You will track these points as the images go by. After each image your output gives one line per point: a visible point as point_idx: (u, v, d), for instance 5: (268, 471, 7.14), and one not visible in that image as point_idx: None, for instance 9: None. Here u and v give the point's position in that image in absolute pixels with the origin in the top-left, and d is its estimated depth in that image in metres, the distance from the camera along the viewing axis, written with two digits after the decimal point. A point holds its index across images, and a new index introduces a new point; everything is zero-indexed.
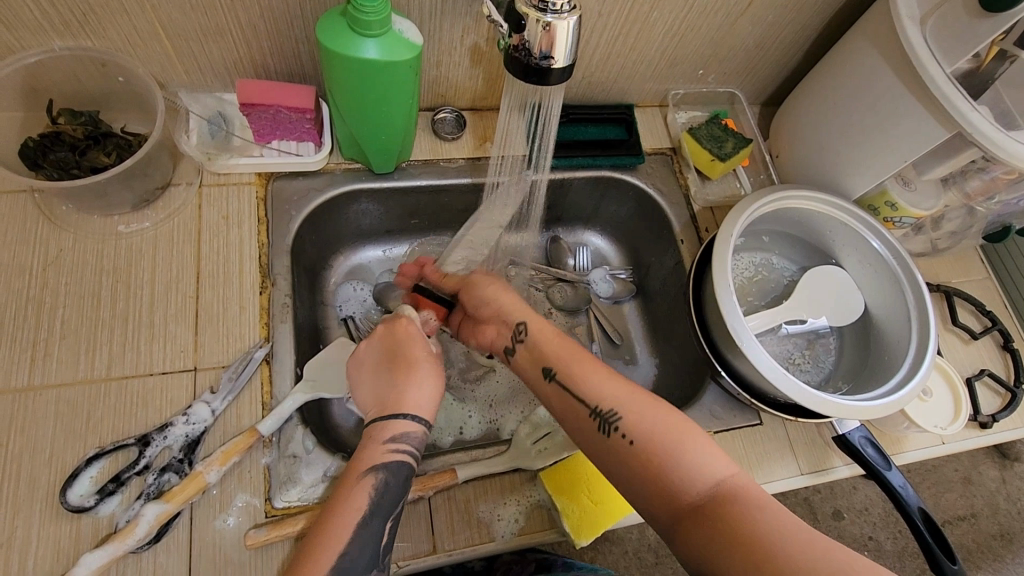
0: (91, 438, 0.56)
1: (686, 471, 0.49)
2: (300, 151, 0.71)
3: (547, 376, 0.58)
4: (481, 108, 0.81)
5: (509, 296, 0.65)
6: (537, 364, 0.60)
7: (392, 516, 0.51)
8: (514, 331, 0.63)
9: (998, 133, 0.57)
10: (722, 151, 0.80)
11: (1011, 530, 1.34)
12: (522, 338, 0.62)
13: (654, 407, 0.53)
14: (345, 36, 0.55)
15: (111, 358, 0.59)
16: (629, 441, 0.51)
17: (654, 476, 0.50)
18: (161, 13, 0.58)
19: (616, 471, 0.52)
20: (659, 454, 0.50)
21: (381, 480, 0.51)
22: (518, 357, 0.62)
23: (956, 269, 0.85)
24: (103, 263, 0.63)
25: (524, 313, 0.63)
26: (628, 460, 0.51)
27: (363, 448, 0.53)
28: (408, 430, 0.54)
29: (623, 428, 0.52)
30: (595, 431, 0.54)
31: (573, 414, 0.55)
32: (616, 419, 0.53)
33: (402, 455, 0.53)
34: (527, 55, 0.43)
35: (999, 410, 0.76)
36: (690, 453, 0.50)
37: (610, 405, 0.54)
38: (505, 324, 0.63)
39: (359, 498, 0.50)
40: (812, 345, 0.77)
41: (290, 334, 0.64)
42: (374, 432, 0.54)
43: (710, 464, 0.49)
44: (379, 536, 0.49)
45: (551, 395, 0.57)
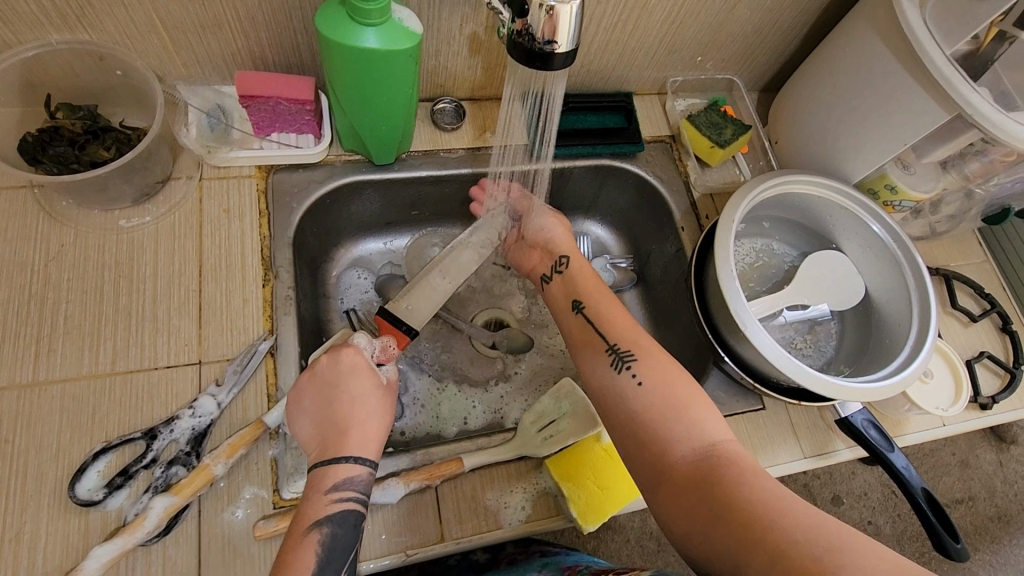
0: (97, 432, 0.56)
1: (686, 427, 0.53)
2: (299, 143, 0.71)
3: (575, 308, 0.66)
4: (480, 98, 0.80)
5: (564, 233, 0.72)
6: (569, 295, 0.67)
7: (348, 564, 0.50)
8: (556, 262, 0.71)
9: (997, 114, 0.58)
10: (721, 138, 0.81)
11: (1008, 512, 1.35)
12: (561, 269, 0.70)
13: (668, 362, 0.58)
14: (345, 25, 0.55)
15: (115, 353, 0.59)
16: (637, 381, 0.57)
17: (656, 425, 0.54)
18: (159, 5, 0.57)
19: (624, 407, 0.56)
20: (663, 405, 0.55)
21: (329, 532, 0.50)
22: (553, 288, 0.70)
23: (955, 253, 0.85)
24: (104, 258, 0.63)
25: (570, 250, 0.71)
26: (635, 397, 0.56)
27: (306, 499, 0.52)
28: (350, 474, 0.52)
29: (635, 369, 0.58)
30: (607, 365, 0.60)
31: (593, 347, 0.62)
32: (630, 359, 0.59)
33: (347, 504, 0.51)
34: (530, 40, 0.42)
35: (999, 391, 0.77)
36: (691, 410, 0.54)
37: (628, 346, 0.60)
38: (549, 254, 0.72)
39: (305, 557, 0.48)
40: (814, 329, 0.78)
41: (293, 326, 0.65)
42: (316, 479, 0.52)
43: (709, 427, 0.53)
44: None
45: (575, 324, 0.65)
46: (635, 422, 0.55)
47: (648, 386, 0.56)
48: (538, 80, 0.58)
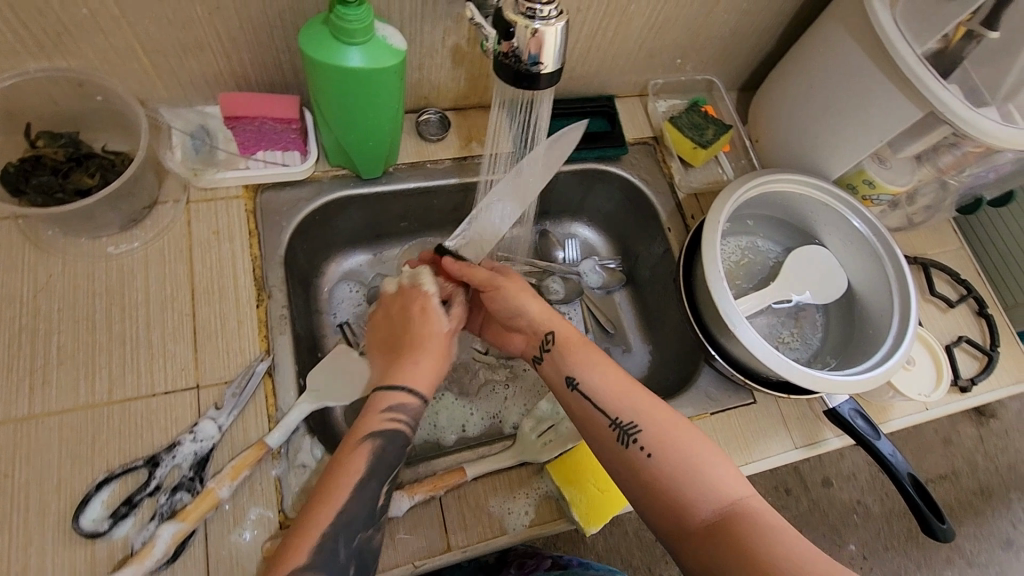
0: (98, 462, 0.56)
1: (704, 488, 0.53)
2: (285, 160, 0.71)
3: (570, 385, 0.61)
4: (464, 108, 0.81)
5: (534, 304, 0.66)
6: (560, 372, 0.62)
7: (387, 482, 0.53)
8: (542, 341, 0.65)
9: (966, 111, 0.59)
10: (703, 139, 0.82)
11: (989, 485, 1.40)
12: (549, 347, 0.64)
13: (679, 423, 0.58)
14: (329, 45, 0.55)
15: (111, 382, 0.59)
16: (647, 454, 0.56)
17: (672, 491, 0.54)
18: (138, 29, 0.57)
19: (635, 477, 0.56)
20: (677, 469, 0.55)
21: (377, 446, 0.54)
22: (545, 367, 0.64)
23: (932, 242, 0.88)
24: (95, 286, 0.62)
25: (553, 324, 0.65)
26: (646, 469, 0.55)
27: (362, 417, 0.56)
28: (405, 401, 0.57)
29: (642, 440, 0.57)
30: (613, 441, 0.58)
31: (594, 425, 0.59)
32: (636, 431, 0.57)
33: (397, 427, 0.55)
34: (517, 62, 0.43)
35: (977, 373, 0.80)
36: (706, 468, 0.55)
37: (631, 418, 0.58)
38: (534, 334, 0.66)
39: (357, 462, 0.52)
40: (800, 323, 0.80)
41: (290, 345, 0.65)
42: (376, 399, 0.57)
43: (729, 483, 0.54)
44: (376, 496, 0.52)
45: (575, 403, 0.61)
46: (651, 486, 0.55)
47: (658, 457, 0.55)
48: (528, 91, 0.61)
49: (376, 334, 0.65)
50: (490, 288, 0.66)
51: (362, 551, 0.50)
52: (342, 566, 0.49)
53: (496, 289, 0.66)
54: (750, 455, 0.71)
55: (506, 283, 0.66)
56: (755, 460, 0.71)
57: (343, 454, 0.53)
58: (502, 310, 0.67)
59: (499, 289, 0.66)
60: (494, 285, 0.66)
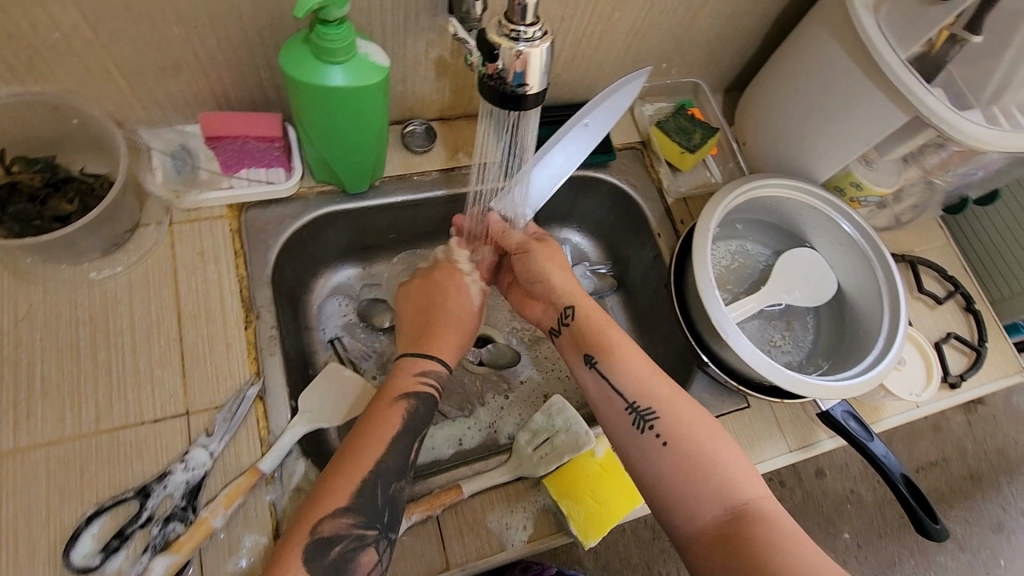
0: (87, 495, 0.55)
1: (717, 485, 0.53)
2: (270, 178, 0.70)
3: (588, 363, 0.63)
4: (450, 118, 0.80)
5: (559, 274, 0.69)
6: (580, 348, 0.65)
7: (418, 438, 0.61)
8: (562, 313, 0.68)
9: (951, 115, 0.60)
10: (691, 143, 0.82)
11: (979, 470, 1.42)
12: (568, 321, 0.67)
13: (699, 417, 0.58)
14: (310, 64, 0.54)
15: (98, 412, 0.58)
16: (662, 443, 0.56)
17: (686, 485, 0.54)
18: (113, 51, 0.56)
19: (649, 469, 0.56)
20: (692, 461, 0.55)
21: (411, 405, 0.62)
22: (562, 339, 0.67)
23: (920, 239, 0.89)
24: (78, 314, 0.61)
25: (574, 298, 0.68)
26: (660, 458, 0.56)
27: (395, 379, 0.64)
28: (434, 369, 0.66)
29: (658, 428, 0.57)
30: (628, 426, 0.58)
31: (610, 405, 0.60)
32: (653, 418, 0.58)
33: (427, 390, 0.64)
34: (502, 83, 0.43)
35: (965, 369, 0.81)
36: (723, 465, 0.54)
37: (649, 404, 0.59)
38: (554, 306, 0.69)
39: (393, 417, 0.60)
40: (791, 325, 0.80)
41: (280, 366, 0.64)
42: (408, 363, 0.65)
43: (742, 484, 0.53)
44: (408, 450, 0.59)
45: (589, 379, 0.63)
46: (666, 479, 0.55)
47: (673, 447, 0.56)
48: (514, 110, 0.58)
49: (410, 296, 0.72)
50: (522, 252, 0.71)
51: (395, 499, 0.56)
52: (378, 510, 0.55)
53: (526, 253, 0.70)
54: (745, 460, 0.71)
55: (537, 248, 0.70)
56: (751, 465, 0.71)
57: (382, 410, 0.60)
58: (528, 275, 0.70)
59: (529, 254, 0.70)
60: (524, 249, 0.70)
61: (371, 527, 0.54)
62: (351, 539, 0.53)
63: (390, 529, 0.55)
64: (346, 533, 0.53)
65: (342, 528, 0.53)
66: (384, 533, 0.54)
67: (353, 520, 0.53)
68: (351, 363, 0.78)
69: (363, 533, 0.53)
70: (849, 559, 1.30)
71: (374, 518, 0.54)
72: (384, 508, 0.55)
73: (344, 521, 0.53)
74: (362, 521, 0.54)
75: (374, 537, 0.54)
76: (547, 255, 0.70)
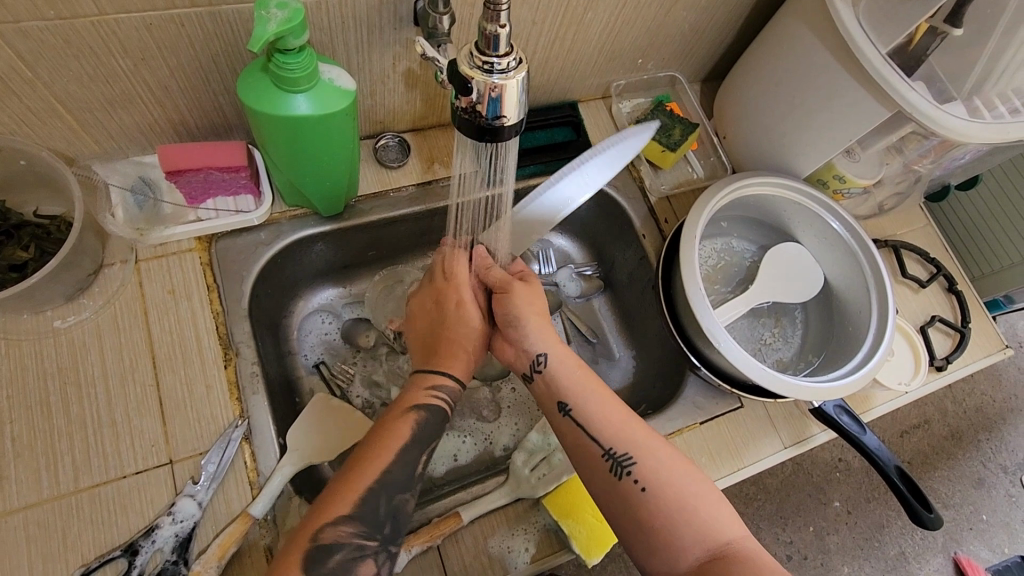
0: (72, 557, 0.53)
1: (699, 526, 0.53)
2: (238, 206, 0.67)
3: (563, 411, 0.60)
4: (422, 128, 0.77)
5: (537, 322, 0.64)
6: (553, 397, 0.61)
7: (426, 450, 0.58)
8: (533, 360, 0.63)
9: (932, 109, 0.59)
10: (671, 140, 0.80)
11: (959, 429, 1.42)
12: (540, 368, 0.63)
13: (677, 461, 0.57)
14: (270, 94, 0.51)
15: (76, 468, 0.55)
16: (642, 488, 0.55)
17: (668, 529, 0.54)
18: (56, 89, 0.52)
19: (630, 513, 0.55)
20: (673, 504, 0.54)
21: (421, 417, 0.59)
22: (534, 387, 0.63)
23: (901, 222, 0.88)
24: (46, 366, 0.58)
25: (549, 344, 0.63)
26: (641, 502, 0.55)
27: (408, 390, 0.61)
28: (446, 383, 0.62)
29: (637, 475, 0.56)
30: (605, 472, 0.57)
31: (585, 453, 0.58)
32: (630, 463, 0.57)
33: (438, 403, 0.60)
34: (477, 116, 0.41)
35: (951, 351, 0.81)
36: (704, 508, 0.54)
37: (626, 449, 0.57)
38: (525, 351, 0.64)
39: (402, 429, 0.57)
40: (780, 321, 0.81)
41: (265, 403, 0.62)
42: (422, 373, 0.62)
43: (721, 525, 0.54)
44: (416, 463, 0.57)
45: (563, 428, 0.60)
46: (650, 523, 0.54)
47: (653, 492, 0.55)
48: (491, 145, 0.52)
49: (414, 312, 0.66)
50: (501, 292, 0.64)
51: (398, 510, 0.54)
52: (380, 520, 0.53)
53: (508, 294, 0.64)
54: (741, 461, 0.71)
55: (520, 288, 0.64)
56: (746, 465, 0.71)
57: (393, 420, 0.58)
58: (505, 317, 0.64)
59: (508, 294, 0.64)
60: (504, 289, 0.64)
61: (372, 538, 0.52)
62: (352, 548, 0.51)
63: (391, 542, 0.54)
64: (347, 543, 0.51)
65: (342, 537, 0.51)
66: (385, 545, 0.53)
67: (354, 529, 0.52)
68: (339, 390, 0.75)
69: (364, 543, 0.52)
70: (839, 526, 1.33)
71: (376, 528, 0.53)
72: (386, 520, 0.54)
73: (345, 530, 0.51)
74: (364, 530, 0.52)
75: (374, 548, 0.52)
76: (529, 295, 0.64)
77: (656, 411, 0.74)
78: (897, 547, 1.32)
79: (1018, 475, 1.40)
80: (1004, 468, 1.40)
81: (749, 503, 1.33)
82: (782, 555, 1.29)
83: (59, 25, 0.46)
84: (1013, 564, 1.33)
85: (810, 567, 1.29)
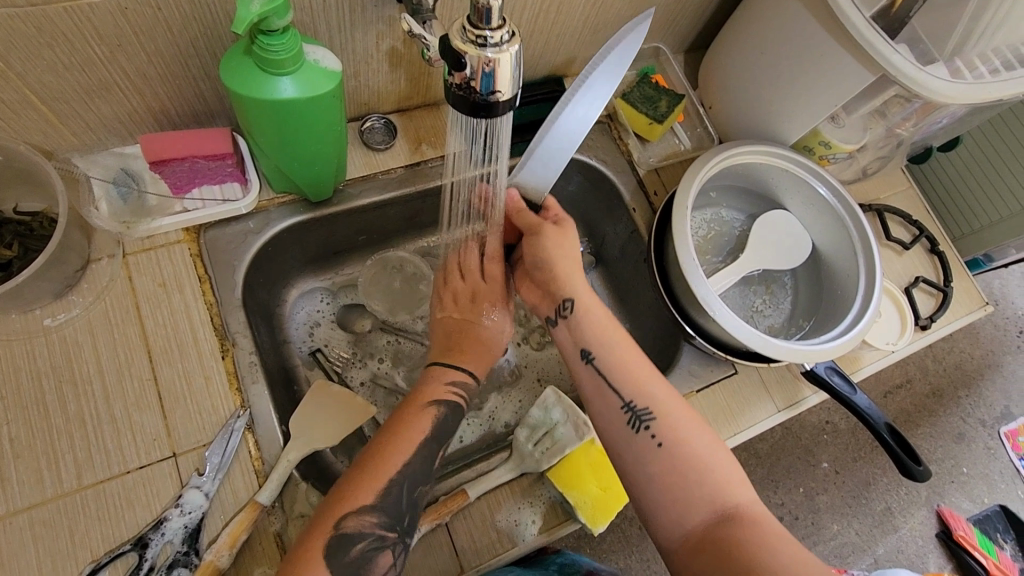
0: (82, 553, 0.53)
1: (708, 487, 0.54)
2: (225, 195, 0.66)
3: (586, 359, 0.62)
4: (407, 108, 0.76)
5: (568, 266, 0.64)
6: (576, 344, 0.63)
7: (443, 446, 0.60)
8: (560, 305, 0.65)
9: (915, 70, 0.60)
10: (658, 112, 0.80)
11: (940, 387, 1.46)
12: (567, 314, 0.64)
13: (690, 417, 0.59)
14: (255, 77, 0.50)
15: (78, 466, 0.55)
16: (657, 444, 0.56)
17: (679, 487, 0.54)
18: (30, 80, 0.50)
19: (642, 468, 0.56)
20: (686, 464, 0.55)
21: (440, 413, 0.60)
22: (559, 333, 0.65)
23: (884, 186, 0.90)
24: (39, 365, 0.57)
25: (579, 291, 0.64)
26: (653, 460, 0.56)
27: (426, 384, 0.62)
28: (460, 376, 0.63)
29: (654, 429, 0.57)
30: (624, 425, 0.58)
31: (606, 402, 0.60)
32: (649, 418, 0.58)
33: (455, 397, 0.62)
34: (471, 92, 0.41)
35: (935, 311, 0.83)
36: (715, 470, 0.55)
37: (646, 403, 0.59)
38: (552, 297, 0.65)
39: (421, 424, 0.58)
40: (771, 289, 0.82)
41: (265, 392, 0.61)
42: (438, 368, 0.63)
43: (733, 486, 0.55)
44: (434, 458, 0.58)
45: (585, 376, 0.62)
46: (658, 482, 0.55)
47: (667, 448, 0.56)
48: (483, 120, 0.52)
49: (450, 266, 0.68)
50: (533, 234, 0.64)
51: (417, 502, 0.55)
52: (401, 512, 0.54)
53: (537, 235, 0.64)
54: (736, 427, 0.73)
55: (550, 232, 0.64)
56: (742, 431, 0.72)
57: (411, 415, 0.59)
58: (534, 260, 0.65)
59: (537, 236, 0.64)
60: (534, 231, 0.64)
61: (393, 528, 0.53)
62: (373, 538, 0.52)
63: (409, 533, 0.54)
64: (369, 532, 0.52)
65: (365, 526, 0.52)
66: (404, 536, 0.54)
67: (377, 519, 0.52)
68: (337, 376, 0.75)
69: (384, 534, 0.52)
70: (828, 485, 1.37)
71: (395, 519, 0.53)
72: (406, 512, 0.54)
73: (368, 520, 0.52)
74: (384, 520, 0.53)
75: (394, 539, 0.53)
76: (559, 241, 0.64)
77: None
78: (883, 502, 1.37)
79: (995, 428, 1.45)
80: (982, 422, 1.45)
81: (742, 468, 1.36)
82: (774, 517, 1.33)
83: (31, 11, 0.45)
84: (992, 513, 1.39)
85: (801, 527, 1.33)
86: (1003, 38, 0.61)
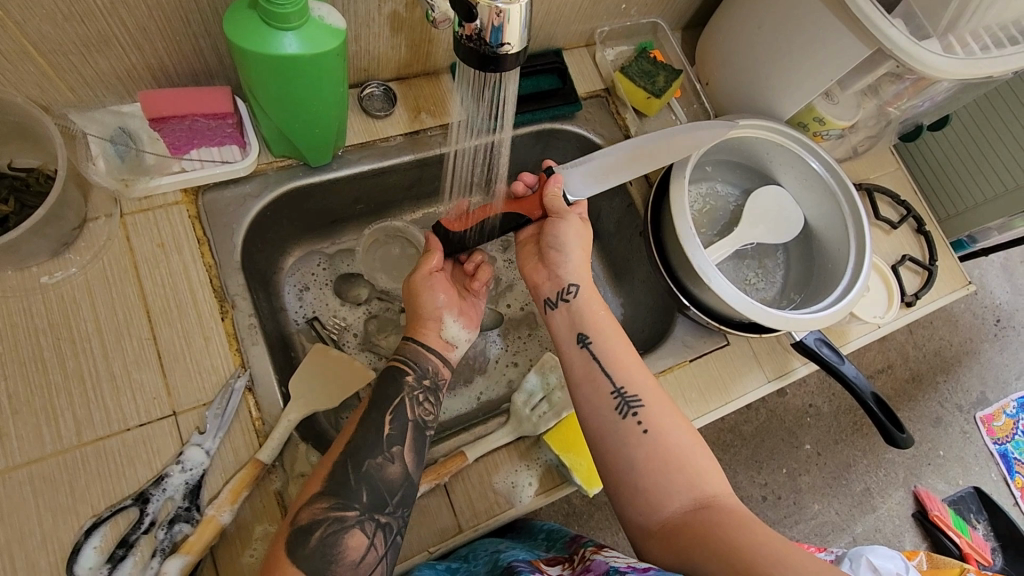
0: (82, 509, 0.53)
1: (686, 476, 0.55)
2: (224, 157, 0.65)
3: (580, 341, 0.62)
4: (406, 76, 0.76)
5: (579, 255, 0.65)
6: (573, 327, 0.63)
7: (390, 409, 0.57)
8: (563, 288, 0.65)
9: (910, 44, 0.61)
10: (656, 87, 0.81)
11: (920, 372, 1.50)
12: (568, 298, 0.65)
13: (673, 410, 0.59)
14: (258, 32, 0.50)
15: (78, 423, 0.55)
16: (643, 430, 0.57)
17: (653, 474, 0.55)
18: (27, 30, 0.49)
19: (624, 453, 0.56)
20: (663, 450, 0.56)
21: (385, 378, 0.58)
22: (555, 315, 0.65)
23: (874, 166, 0.91)
24: (36, 323, 0.57)
25: (581, 276, 0.65)
26: (637, 445, 0.56)
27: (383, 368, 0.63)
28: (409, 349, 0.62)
29: (640, 415, 0.58)
30: (612, 409, 0.58)
31: (595, 386, 0.60)
32: (636, 404, 0.58)
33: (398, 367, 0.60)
34: (481, 44, 0.41)
35: (920, 288, 0.86)
36: (693, 462, 0.56)
37: (634, 391, 0.59)
38: (556, 278, 0.66)
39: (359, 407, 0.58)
40: (764, 263, 0.84)
41: (265, 354, 0.62)
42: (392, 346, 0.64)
43: (707, 476, 0.55)
44: (381, 423, 0.56)
45: (576, 358, 0.62)
46: (638, 461, 0.56)
47: (652, 435, 0.57)
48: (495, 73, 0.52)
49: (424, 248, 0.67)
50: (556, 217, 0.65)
51: (372, 477, 0.53)
52: (354, 491, 0.52)
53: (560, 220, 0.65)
54: (727, 395, 0.74)
55: (575, 222, 0.65)
56: (732, 400, 0.74)
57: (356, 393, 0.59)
58: (549, 240, 0.65)
59: (561, 221, 0.65)
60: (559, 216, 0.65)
61: (350, 508, 0.51)
62: (331, 522, 0.50)
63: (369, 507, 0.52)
64: (323, 518, 0.50)
65: (318, 513, 0.50)
66: (369, 515, 0.52)
67: (330, 504, 0.51)
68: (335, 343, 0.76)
69: (343, 515, 0.51)
70: (810, 466, 1.40)
71: (352, 498, 0.51)
72: (360, 488, 0.52)
73: (321, 506, 0.51)
74: (338, 503, 0.51)
75: (355, 519, 0.51)
76: (578, 232, 0.65)
77: (646, 351, 0.77)
78: (862, 483, 1.41)
79: (971, 413, 1.50)
80: (959, 406, 1.50)
81: (726, 449, 1.39)
82: (757, 496, 1.36)
83: None
84: (966, 494, 1.44)
85: (783, 506, 1.37)
86: (996, 15, 0.63)
